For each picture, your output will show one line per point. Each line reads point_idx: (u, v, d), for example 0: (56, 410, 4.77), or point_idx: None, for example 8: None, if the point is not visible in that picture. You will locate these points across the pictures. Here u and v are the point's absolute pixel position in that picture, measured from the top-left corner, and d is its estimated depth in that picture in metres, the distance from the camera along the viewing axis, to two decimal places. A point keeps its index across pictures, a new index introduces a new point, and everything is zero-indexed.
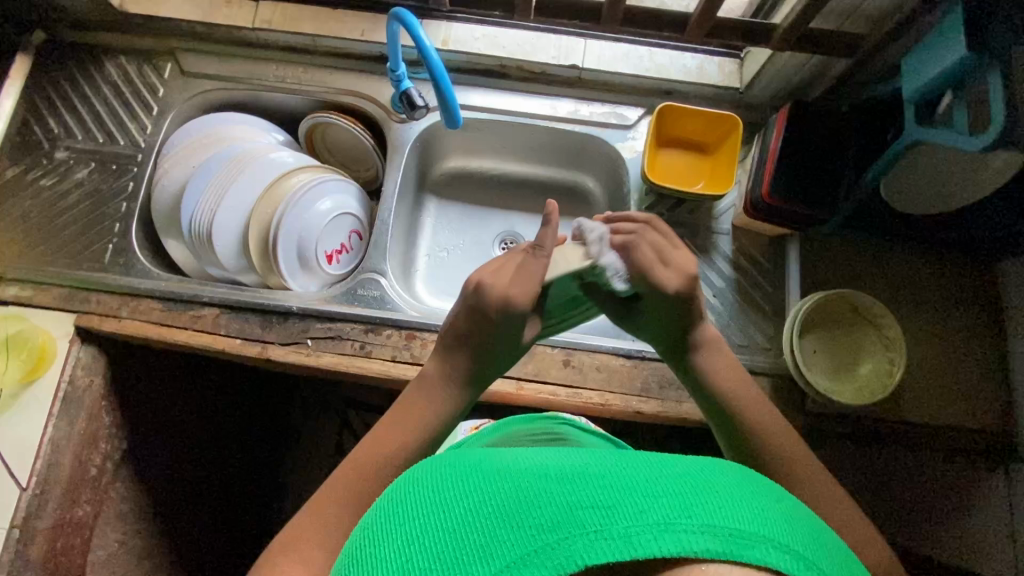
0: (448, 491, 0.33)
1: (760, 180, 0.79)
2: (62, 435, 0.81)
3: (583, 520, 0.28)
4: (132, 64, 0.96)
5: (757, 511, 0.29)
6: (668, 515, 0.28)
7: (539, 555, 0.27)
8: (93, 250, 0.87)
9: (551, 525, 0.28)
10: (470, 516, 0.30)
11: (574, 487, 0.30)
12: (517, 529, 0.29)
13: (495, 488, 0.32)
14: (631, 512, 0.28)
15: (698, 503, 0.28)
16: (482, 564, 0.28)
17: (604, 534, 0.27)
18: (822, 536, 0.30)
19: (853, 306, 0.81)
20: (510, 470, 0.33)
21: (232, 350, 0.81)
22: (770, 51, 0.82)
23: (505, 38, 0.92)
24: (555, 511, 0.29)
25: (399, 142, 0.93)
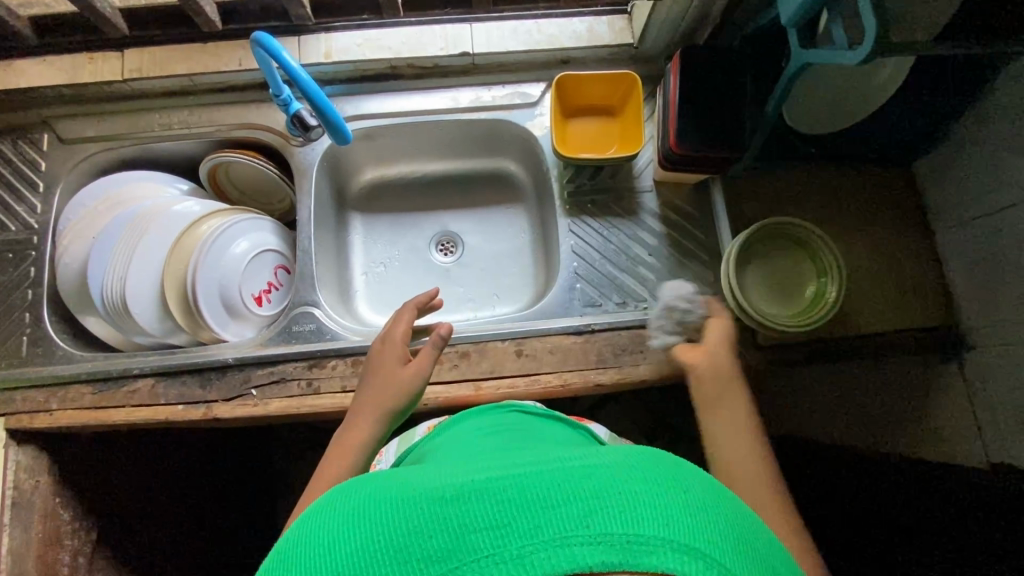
0: (335, 527, 0.32)
1: (667, 132, 0.78)
2: (19, 543, 0.78)
3: (475, 546, 0.29)
4: (7, 144, 0.90)
5: (662, 509, 0.30)
6: (563, 528, 0.29)
7: None
8: (8, 347, 0.83)
9: (440, 558, 0.29)
10: (355, 554, 0.30)
11: (467, 507, 0.30)
12: (408, 562, 0.29)
13: (389, 516, 0.31)
14: (526, 531, 0.29)
15: (596, 513, 0.29)
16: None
17: (496, 560, 0.28)
18: (734, 515, 0.32)
19: (784, 234, 0.81)
20: (404, 495, 0.33)
21: (175, 418, 0.78)
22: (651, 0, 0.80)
23: (388, 38, 0.89)
24: (446, 541, 0.29)
25: (305, 167, 0.90)
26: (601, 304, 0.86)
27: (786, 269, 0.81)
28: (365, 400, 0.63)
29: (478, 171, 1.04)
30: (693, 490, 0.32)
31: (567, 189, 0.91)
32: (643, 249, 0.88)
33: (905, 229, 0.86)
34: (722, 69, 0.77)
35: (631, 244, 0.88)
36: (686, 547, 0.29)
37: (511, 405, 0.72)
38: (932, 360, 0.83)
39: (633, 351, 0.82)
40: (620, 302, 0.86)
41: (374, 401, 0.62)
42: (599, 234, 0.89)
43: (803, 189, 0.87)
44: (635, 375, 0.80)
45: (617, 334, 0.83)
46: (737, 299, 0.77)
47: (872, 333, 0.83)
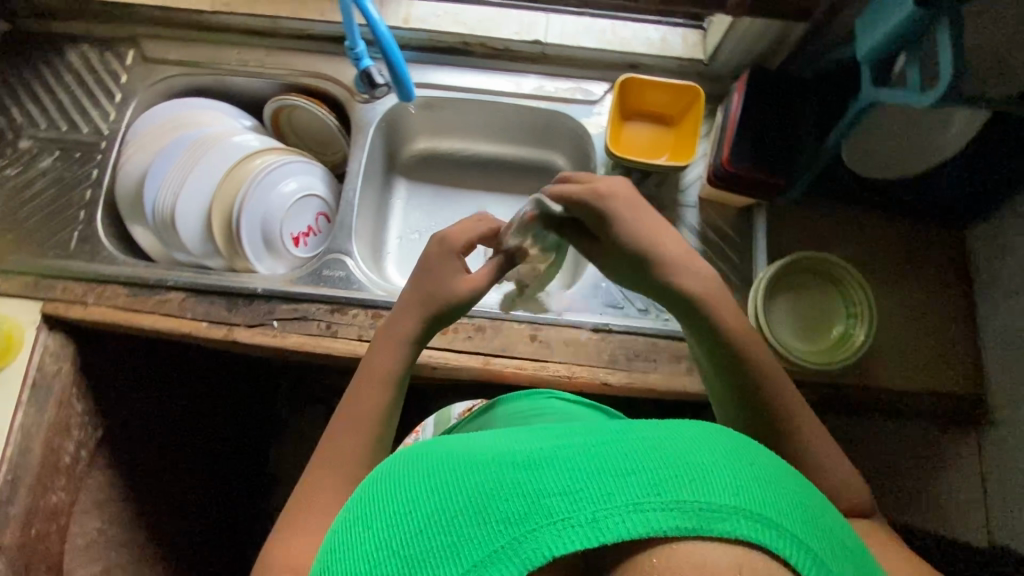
0: (419, 491, 0.38)
1: (721, 149, 0.78)
2: (30, 422, 0.81)
3: (554, 508, 0.33)
4: (95, 52, 0.95)
5: (724, 481, 0.33)
6: (634, 496, 0.32)
7: (512, 545, 0.33)
8: (58, 238, 0.87)
9: (520, 519, 0.33)
10: (440, 514, 0.35)
11: (542, 472, 0.35)
12: (493, 521, 0.34)
13: (471, 482, 0.36)
14: (597, 496, 0.33)
15: (667, 482, 0.33)
16: (454, 562, 0.33)
17: (572, 522, 0.32)
18: (790, 488, 0.36)
19: (820, 271, 0.80)
20: (482, 461, 0.38)
21: (198, 333, 0.81)
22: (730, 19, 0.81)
23: (468, 14, 0.92)
24: (523, 505, 0.33)
25: (364, 123, 0.93)
26: (623, 307, 0.86)
27: (816, 306, 0.80)
28: (419, 295, 0.66)
29: (527, 160, 1.05)
30: (753, 466, 0.35)
31: None
32: None
33: (947, 292, 0.83)
34: (787, 97, 0.78)
35: None
36: (750, 516, 0.32)
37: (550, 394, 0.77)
38: (949, 433, 0.81)
39: (645, 358, 0.82)
40: (642, 309, 0.86)
41: (416, 301, 0.66)
42: None
43: (848, 233, 0.86)
44: (643, 381, 0.81)
45: (633, 338, 0.83)
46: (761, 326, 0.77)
47: (902, 391, 0.79)
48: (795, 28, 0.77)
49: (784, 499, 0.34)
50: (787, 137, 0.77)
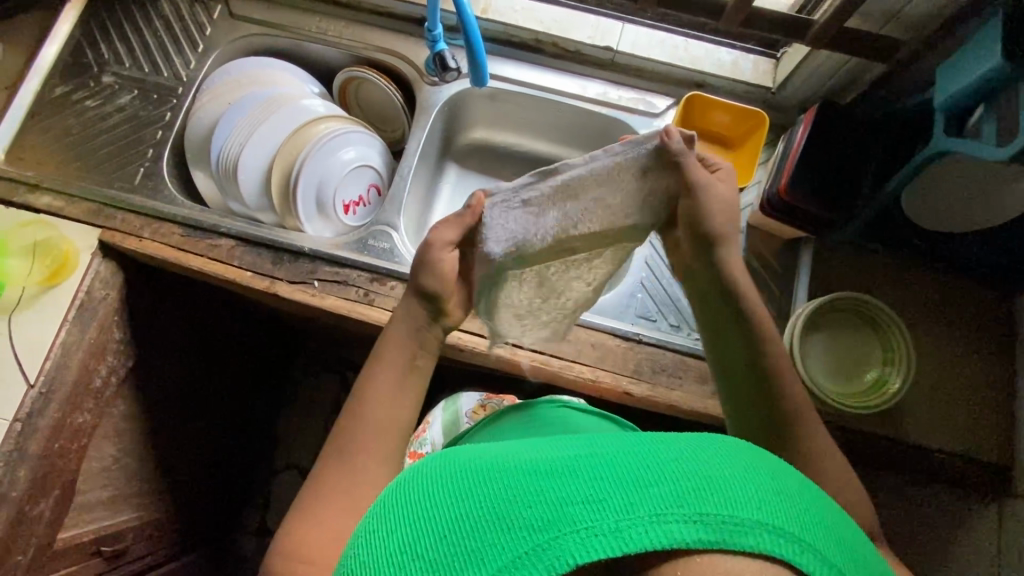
0: (436, 496, 0.37)
1: (779, 176, 0.78)
2: (73, 341, 0.85)
3: (576, 518, 0.32)
4: (185, 2, 1.00)
5: (746, 493, 0.33)
6: (659, 507, 0.31)
7: (532, 556, 0.31)
8: (125, 172, 0.91)
9: (542, 526, 0.32)
10: (458, 521, 0.34)
11: (564, 480, 0.33)
12: (512, 528, 0.32)
13: (488, 488, 0.35)
14: (621, 506, 0.32)
15: (690, 493, 0.32)
16: (474, 570, 0.32)
17: (597, 532, 0.31)
18: (810, 502, 0.35)
19: (865, 316, 0.77)
20: (499, 466, 0.36)
21: (241, 282, 0.84)
22: (806, 51, 0.81)
23: (545, 13, 0.93)
24: (545, 512, 0.32)
25: (428, 104, 0.94)
26: (655, 321, 0.86)
27: (853, 348, 0.78)
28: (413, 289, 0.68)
29: None
30: (771, 478, 0.35)
31: None
32: None
33: (988, 355, 0.81)
34: (853, 136, 0.77)
35: None
36: (772, 530, 0.32)
37: (561, 401, 0.79)
38: (971, 498, 0.80)
39: (671, 374, 0.82)
40: (674, 325, 0.85)
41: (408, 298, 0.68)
42: None
43: (893, 280, 0.85)
44: (666, 397, 0.80)
45: (662, 353, 0.82)
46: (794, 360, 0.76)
47: (921, 447, 0.78)
48: (871, 67, 0.77)
49: (800, 509, 0.34)
50: (847, 178, 0.76)
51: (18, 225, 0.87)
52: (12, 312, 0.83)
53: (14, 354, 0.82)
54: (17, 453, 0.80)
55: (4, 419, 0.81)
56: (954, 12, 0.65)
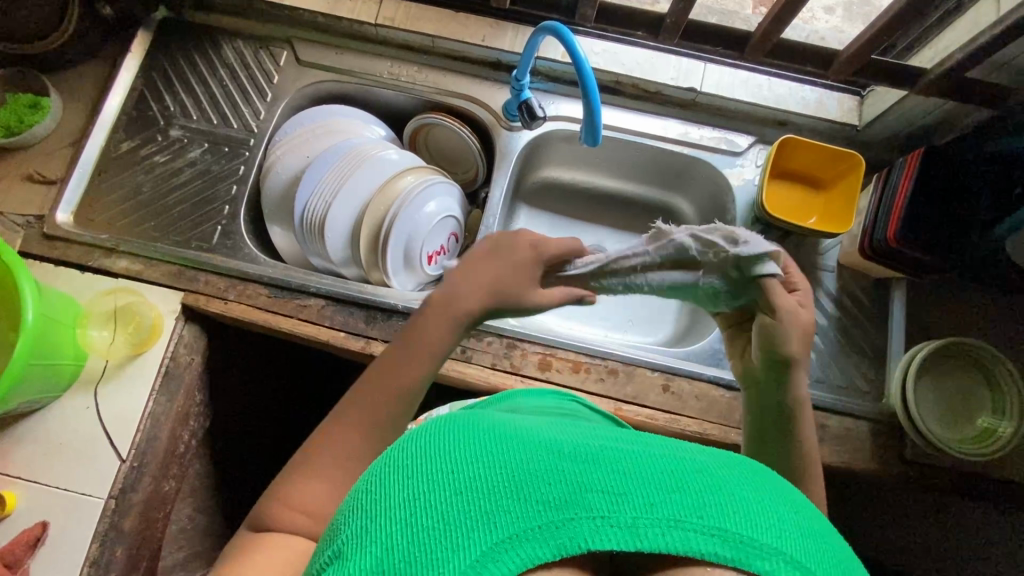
0: (457, 453, 0.37)
1: (884, 222, 0.77)
2: (161, 410, 0.82)
3: (591, 505, 0.33)
4: (250, 49, 0.97)
5: (770, 518, 0.33)
6: (678, 513, 0.32)
7: (543, 530, 0.32)
8: (202, 230, 0.88)
9: (559, 505, 0.33)
10: (477, 482, 0.34)
11: (587, 470, 0.34)
12: (525, 501, 0.33)
13: (510, 458, 0.35)
14: (640, 504, 0.33)
15: (709, 504, 0.33)
16: (485, 533, 0.32)
17: (611, 523, 0.32)
18: (828, 538, 0.35)
19: (971, 359, 0.78)
20: (523, 441, 0.37)
21: (335, 343, 0.82)
22: (902, 93, 0.80)
23: (626, 55, 0.91)
24: (566, 491, 0.33)
25: (507, 151, 0.93)
26: None
27: (961, 393, 0.78)
28: (451, 307, 0.62)
29: (649, 200, 1.05)
30: (797, 513, 0.35)
31: None
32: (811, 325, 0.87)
33: None
34: (955, 179, 0.76)
35: None
36: (789, 561, 0.32)
37: (571, 398, 0.74)
38: None
39: None
40: None
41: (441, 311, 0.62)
42: None
43: (989, 317, 0.84)
44: None
45: None
46: (909, 409, 0.76)
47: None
48: (973, 111, 0.76)
49: (824, 550, 0.33)
50: (953, 224, 0.76)
51: (98, 291, 0.84)
52: (98, 384, 0.80)
53: (103, 428, 0.79)
54: (113, 532, 0.77)
55: (99, 496, 0.77)
56: None
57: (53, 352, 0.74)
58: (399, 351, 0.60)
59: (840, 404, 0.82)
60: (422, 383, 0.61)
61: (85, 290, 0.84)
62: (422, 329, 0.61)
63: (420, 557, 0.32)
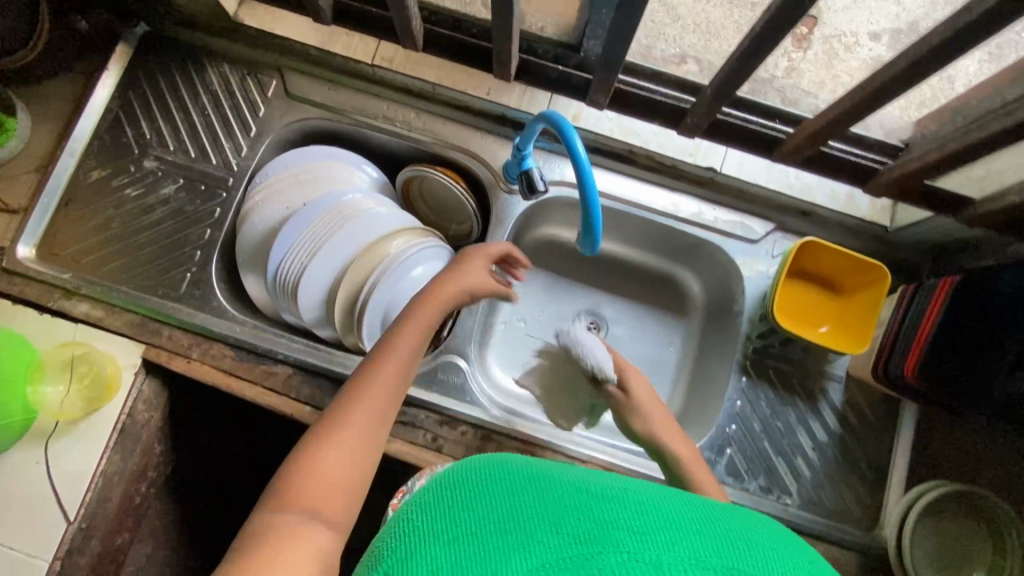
0: (487, 486, 0.37)
1: (902, 352, 0.72)
2: (115, 469, 0.78)
3: (619, 541, 0.31)
4: (236, 75, 0.89)
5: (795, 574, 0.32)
6: (704, 556, 0.31)
7: (573, 563, 0.30)
8: (170, 276, 0.83)
9: (586, 540, 0.31)
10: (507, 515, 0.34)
11: (610, 510, 0.34)
12: (554, 535, 0.32)
13: (538, 493, 0.36)
14: (663, 544, 0.31)
15: (730, 552, 0.32)
16: (521, 560, 0.30)
17: (636, 558, 0.30)
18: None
19: (974, 502, 0.72)
20: (548, 479, 0.37)
21: (300, 418, 0.77)
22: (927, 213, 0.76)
23: (641, 125, 0.84)
24: (591, 528, 0.32)
25: (503, 215, 0.86)
26: (743, 480, 0.79)
27: (964, 537, 0.72)
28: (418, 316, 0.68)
29: (653, 269, 0.98)
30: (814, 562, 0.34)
31: (753, 343, 0.83)
32: (809, 440, 0.81)
33: None
34: (993, 316, 0.68)
35: (798, 430, 0.81)
36: None
37: None
38: None
39: None
40: (763, 487, 0.79)
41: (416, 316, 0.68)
42: (769, 405, 0.82)
43: (1001, 451, 0.78)
44: None
45: None
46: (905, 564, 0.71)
47: None
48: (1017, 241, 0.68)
49: None
50: (979, 366, 0.68)
51: (54, 338, 0.79)
52: (48, 439, 0.76)
53: (52, 486, 0.76)
54: None
55: (43, 559, 0.74)
56: None
57: None
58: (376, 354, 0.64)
59: (829, 531, 0.77)
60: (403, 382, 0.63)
61: (42, 334, 0.79)
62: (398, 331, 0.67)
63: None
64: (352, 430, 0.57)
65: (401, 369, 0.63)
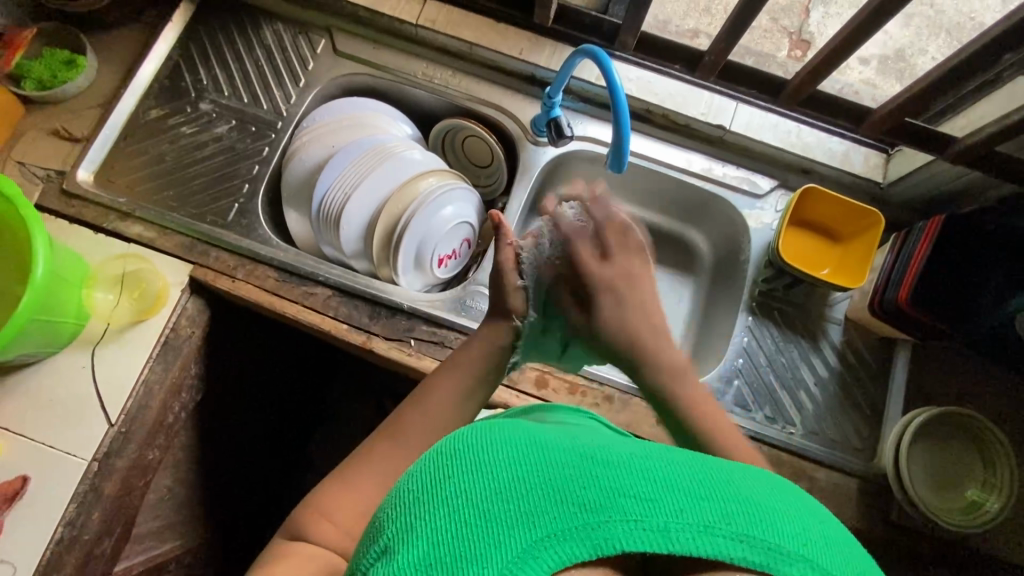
0: (490, 455, 0.36)
1: (898, 282, 0.78)
2: (156, 379, 0.82)
3: (624, 507, 0.33)
4: (289, 34, 0.97)
5: (793, 527, 0.34)
6: (705, 519, 0.33)
7: (580, 530, 0.32)
8: (219, 205, 0.89)
9: (594, 508, 0.33)
10: (511, 484, 0.34)
11: (616, 475, 0.34)
12: (560, 504, 0.33)
13: (541, 464, 0.35)
14: (671, 510, 0.33)
15: (737, 512, 0.34)
16: (527, 530, 0.32)
17: (644, 525, 0.32)
18: (828, 527, 0.36)
19: (952, 421, 0.78)
20: (553, 446, 0.37)
21: (337, 335, 0.82)
22: (928, 157, 0.81)
23: (659, 86, 0.92)
24: (599, 496, 0.33)
25: (529, 165, 0.94)
26: (750, 409, 0.84)
27: (948, 453, 0.78)
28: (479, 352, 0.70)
29: (665, 229, 1.05)
30: (818, 521, 0.36)
31: (759, 286, 0.90)
32: (811, 375, 0.86)
33: None
34: (969, 253, 0.77)
35: (801, 366, 0.87)
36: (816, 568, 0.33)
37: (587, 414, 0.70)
38: None
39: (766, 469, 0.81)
40: (768, 416, 0.84)
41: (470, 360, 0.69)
42: (773, 342, 0.88)
43: (990, 389, 0.84)
44: None
45: (755, 445, 0.82)
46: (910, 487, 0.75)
47: (1005, 562, 0.77)
48: (996, 185, 0.76)
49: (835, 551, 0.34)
50: (960, 296, 0.77)
51: (108, 254, 0.84)
52: (95, 345, 0.80)
53: (95, 390, 0.79)
54: (92, 494, 0.77)
55: (82, 458, 0.77)
56: None
57: (56, 309, 0.73)
58: (429, 384, 0.68)
59: (832, 458, 0.82)
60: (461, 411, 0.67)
61: (96, 250, 0.84)
62: (459, 362, 0.69)
63: (465, 555, 0.31)
64: (407, 431, 0.63)
65: (459, 397, 0.67)
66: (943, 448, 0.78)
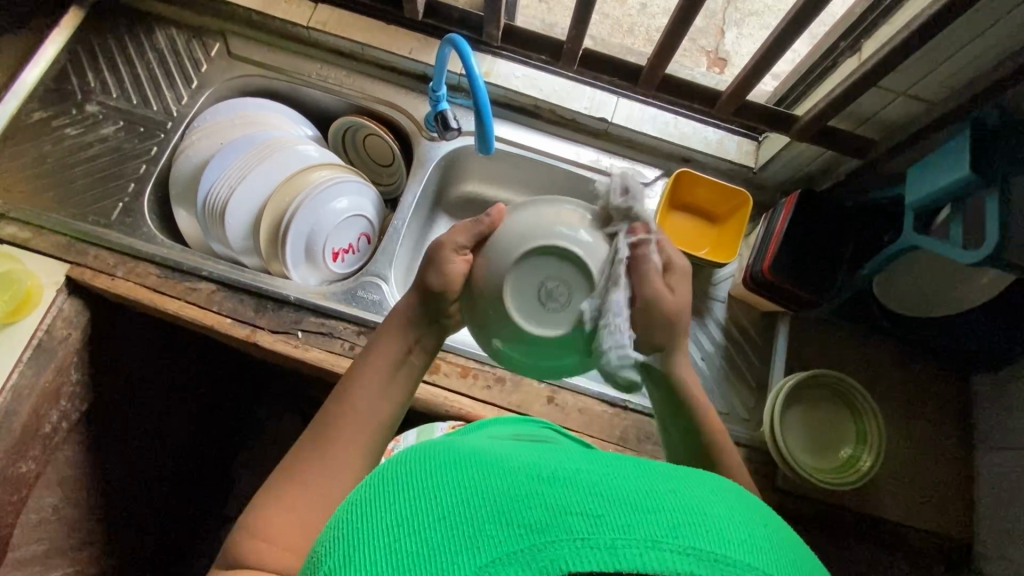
0: (436, 477, 0.33)
1: (762, 256, 0.83)
2: (26, 383, 0.78)
3: (571, 525, 0.29)
4: (182, 38, 0.98)
5: (753, 539, 0.30)
6: (655, 533, 0.28)
7: (526, 554, 0.28)
8: (102, 205, 0.87)
9: (540, 527, 0.29)
10: (459, 507, 0.31)
11: (564, 490, 0.30)
12: (507, 525, 0.29)
13: (487, 480, 0.32)
14: (618, 525, 0.29)
15: (689, 524, 0.29)
16: (469, 556, 0.28)
17: (592, 544, 0.28)
18: (791, 549, 0.32)
19: (827, 387, 0.82)
20: (500, 464, 0.33)
21: (220, 329, 0.81)
22: (787, 139, 0.86)
23: (545, 82, 0.96)
24: (543, 515, 0.29)
25: (425, 159, 0.96)
26: None
27: (822, 417, 0.82)
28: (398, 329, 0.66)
29: None
30: (764, 524, 0.32)
31: None
32: (698, 351, 0.90)
33: (947, 434, 0.85)
34: (828, 226, 0.83)
35: (688, 342, 0.90)
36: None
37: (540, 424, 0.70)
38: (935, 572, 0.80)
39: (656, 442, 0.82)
40: None
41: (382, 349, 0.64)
42: None
43: (862, 356, 0.89)
44: None
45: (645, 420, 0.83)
46: (782, 449, 0.77)
47: (883, 520, 0.80)
48: (846, 160, 0.82)
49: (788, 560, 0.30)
50: (818, 264, 0.82)
51: None
52: None
53: None
54: None
55: None
56: (924, 122, 0.70)
57: None
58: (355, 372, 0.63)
59: None
60: (389, 399, 0.62)
61: None
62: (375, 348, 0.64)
63: None
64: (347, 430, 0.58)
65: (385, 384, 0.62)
66: (817, 412, 0.82)
